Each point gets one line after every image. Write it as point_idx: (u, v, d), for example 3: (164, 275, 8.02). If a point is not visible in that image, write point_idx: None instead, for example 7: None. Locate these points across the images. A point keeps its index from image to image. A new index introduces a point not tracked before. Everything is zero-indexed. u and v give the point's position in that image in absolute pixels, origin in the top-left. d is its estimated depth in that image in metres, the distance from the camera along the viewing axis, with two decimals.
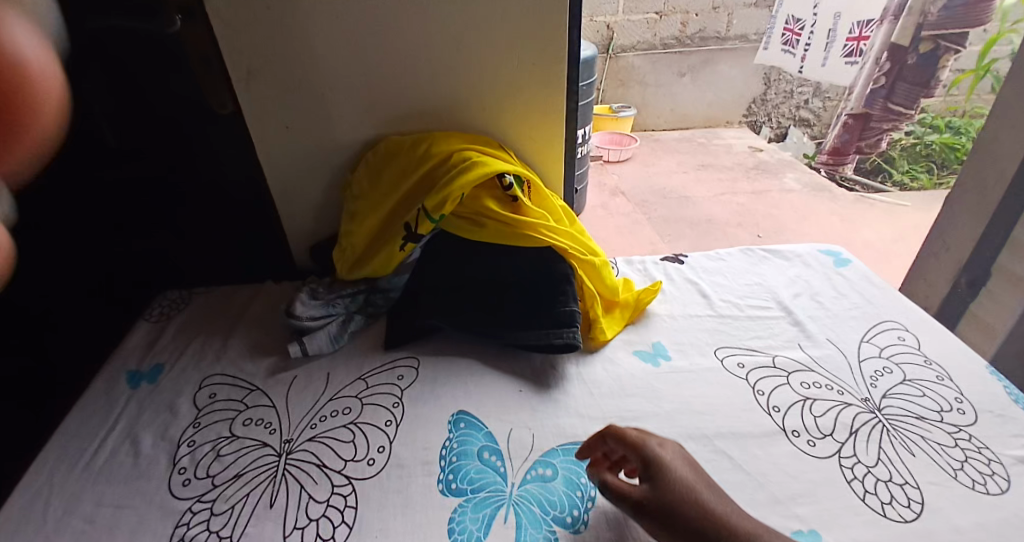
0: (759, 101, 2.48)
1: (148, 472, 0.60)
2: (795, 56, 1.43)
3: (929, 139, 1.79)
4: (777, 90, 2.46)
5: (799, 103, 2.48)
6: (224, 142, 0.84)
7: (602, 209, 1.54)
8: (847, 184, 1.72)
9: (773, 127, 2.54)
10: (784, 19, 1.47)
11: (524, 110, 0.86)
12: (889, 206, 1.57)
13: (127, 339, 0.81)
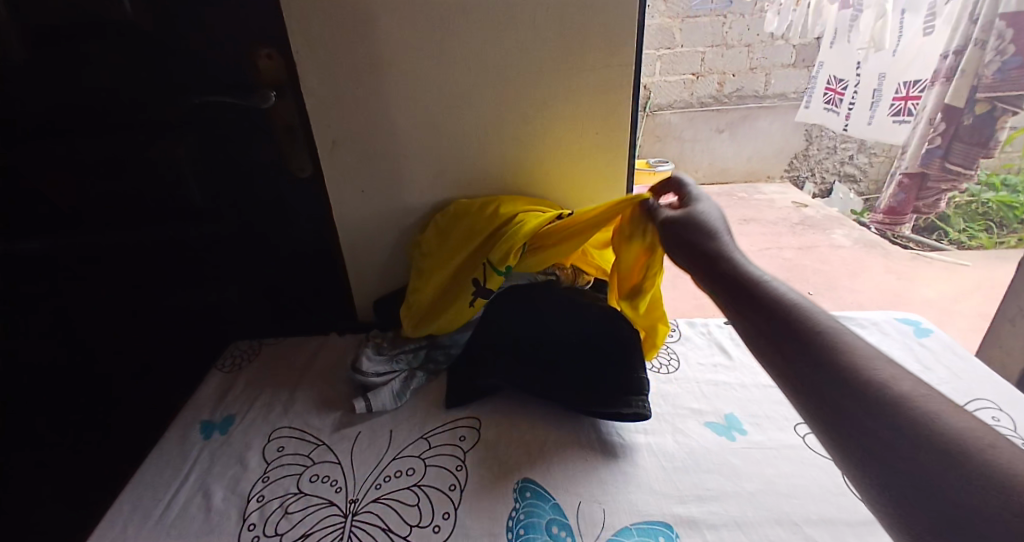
0: (801, 156, 2.47)
1: (219, 528, 0.61)
2: (839, 115, 1.47)
3: (986, 198, 1.81)
4: (819, 145, 2.44)
5: (843, 159, 2.41)
6: (302, 202, 0.90)
7: None
8: (902, 241, 1.67)
9: (817, 182, 2.51)
10: (826, 79, 1.54)
11: (586, 176, 0.88)
12: (951, 266, 1.51)
13: (201, 387, 0.83)
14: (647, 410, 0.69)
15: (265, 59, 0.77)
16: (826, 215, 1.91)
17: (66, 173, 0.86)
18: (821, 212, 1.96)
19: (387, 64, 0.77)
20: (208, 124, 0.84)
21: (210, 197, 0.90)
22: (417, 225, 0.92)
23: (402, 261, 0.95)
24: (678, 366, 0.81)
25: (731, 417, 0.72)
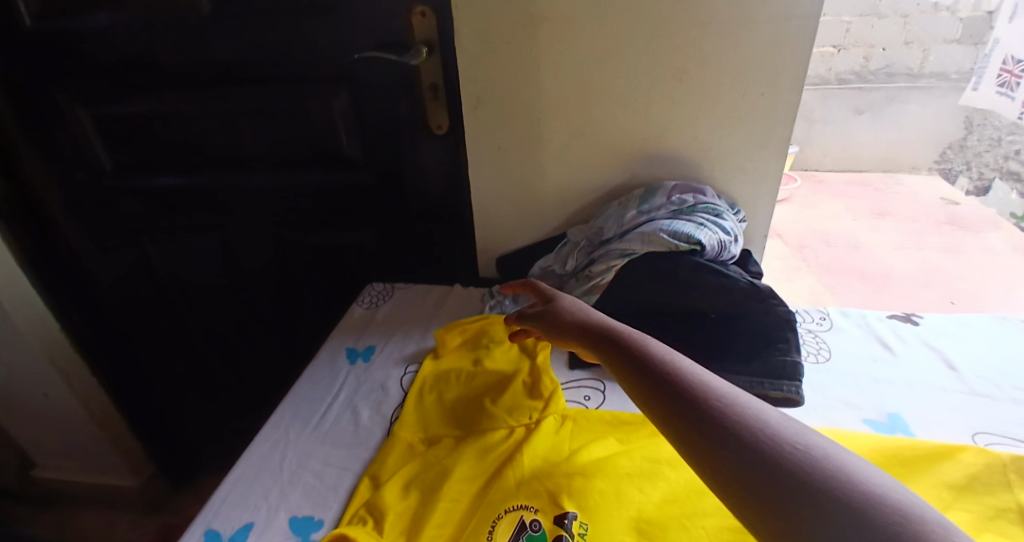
0: (958, 146, 2.51)
1: (366, 442, 0.67)
2: (1016, 100, 1.78)
3: None
4: (980, 136, 2.44)
5: (1008, 153, 2.24)
6: (436, 154, 0.97)
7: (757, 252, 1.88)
8: None
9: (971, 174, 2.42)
10: (1002, 61, 1.86)
11: (743, 145, 0.79)
12: None
13: (345, 319, 0.90)
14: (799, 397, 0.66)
15: (418, 16, 0.84)
16: (980, 214, 2.08)
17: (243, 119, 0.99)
18: (970, 210, 2.13)
19: (542, 19, 0.76)
20: (361, 77, 0.92)
21: (357, 147, 1.00)
22: (547, 186, 0.90)
23: (530, 223, 0.95)
24: (829, 355, 0.75)
25: (896, 417, 0.64)
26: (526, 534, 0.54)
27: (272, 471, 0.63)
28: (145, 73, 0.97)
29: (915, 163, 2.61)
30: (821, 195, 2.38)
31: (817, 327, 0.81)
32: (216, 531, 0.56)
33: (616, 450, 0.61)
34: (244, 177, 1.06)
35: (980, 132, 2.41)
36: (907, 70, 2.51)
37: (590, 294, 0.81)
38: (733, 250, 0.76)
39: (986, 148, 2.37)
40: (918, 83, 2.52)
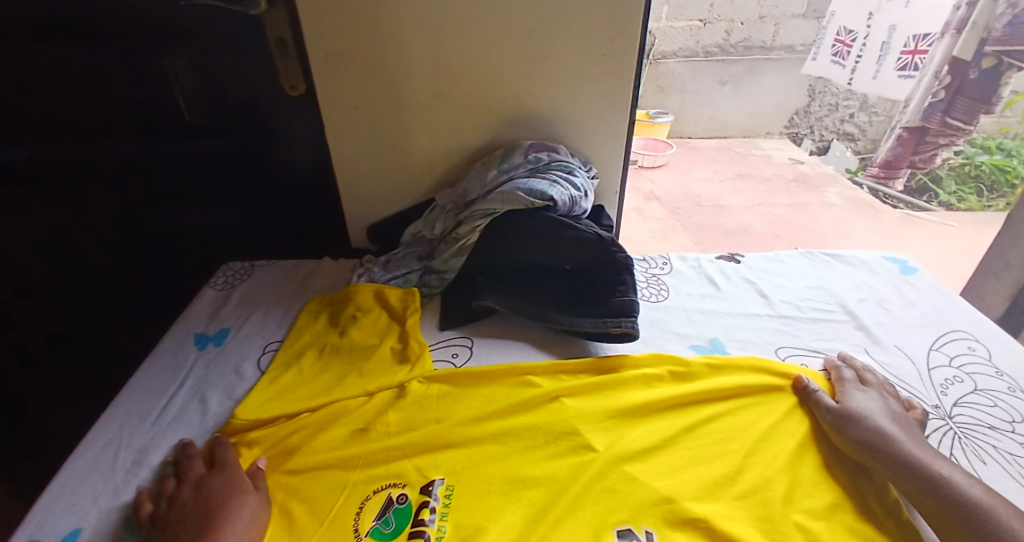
0: (803, 113, 2.86)
1: (216, 429, 0.63)
2: (845, 68, 2.04)
3: (979, 160, 2.09)
4: (821, 102, 2.82)
5: (844, 117, 2.79)
6: (296, 120, 0.91)
7: (637, 213, 2.05)
8: (891, 203, 2.15)
9: (816, 139, 2.88)
10: (834, 33, 2.10)
11: (595, 106, 0.83)
12: (930, 223, 1.96)
13: (194, 303, 0.83)
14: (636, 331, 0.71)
15: None
16: (820, 172, 2.46)
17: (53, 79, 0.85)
18: (812, 169, 2.49)
19: None
20: (198, 32, 0.82)
21: (201, 111, 0.90)
22: (415, 150, 0.88)
23: (399, 190, 0.92)
24: (668, 295, 0.85)
25: (716, 341, 0.75)
26: (392, 509, 0.53)
27: (102, 473, 0.58)
28: None
29: (769, 130, 2.91)
30: (693, 159, 2.60)
31: (660, 271, 0.91)
32: None
33: (477, 404, 0.63)
34: (67, 147, 0.92)
35: (820, 100, 2.81)
36: (762, 44, 2.73)
37: (459, 255, 0.82)
38: (584, 205, 0.81)
39: (825, 113, 2.83)
40: (771, 54, 2.76)
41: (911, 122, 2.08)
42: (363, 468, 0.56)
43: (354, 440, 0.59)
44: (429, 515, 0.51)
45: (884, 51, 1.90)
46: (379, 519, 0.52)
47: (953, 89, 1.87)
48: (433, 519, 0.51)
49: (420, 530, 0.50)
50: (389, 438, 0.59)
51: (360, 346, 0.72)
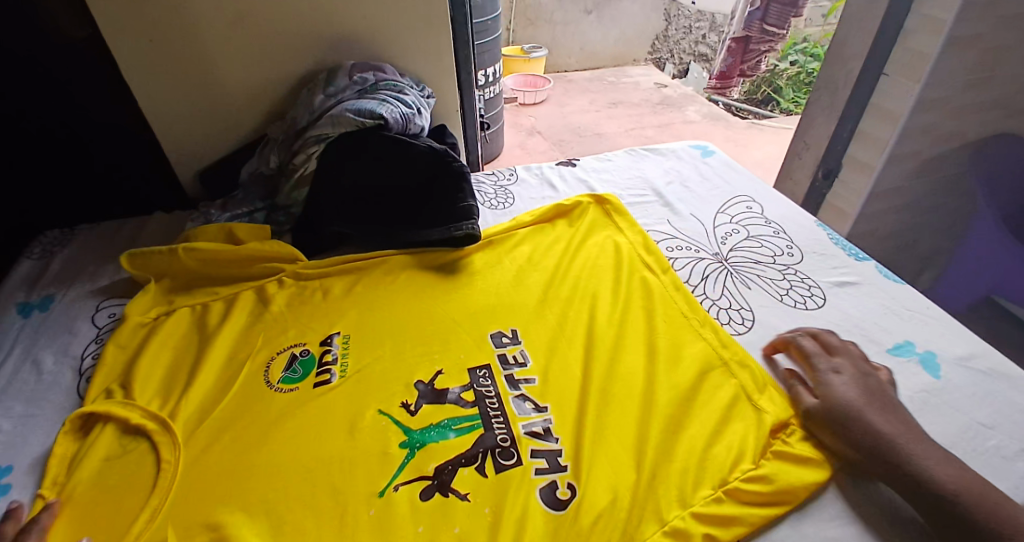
0: (662, 37, 2.96)
1: (56, 384, 0.60)
2: None
3: (811, 66, 2.39)
4: (677, 25, 2.91)
5: (698, 38, 2.94)
6: (81, 66, 0.80)
7: (520, 148, 2.12)
8: (744, 114, 2.43)
9: (676, 62, 3.03)
10: None
11: (410, 16, 0.84)
12: (776, 130, 2.26)
13: (11, 275, 0.75)
14: (478, 231, 0.78)
15: None
16: (681, 94, 2.61)
17: None
18: (675, 92, 2.64)
19: None
20: None
21: None
22: (229, 80, 0.83)
23: (223, 128, 0.88)
24: (512, 202, 0.91)
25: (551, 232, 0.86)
26: (298, 361, 0.64)
27: None
28: None
29: (636, 57, 2.99)
30: (568, 92, 2.64)
31: (506, 182, 0.96)
32: None
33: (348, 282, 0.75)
34: None
35: (676, 23, 2.90)
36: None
37: (300, 186, 0.82)
38: (419, 122, 0.84)
39: (682, 36, 2.95)
40: None
41: (737, 32, 2.09)
42: (265, 339, 0.66)
43: (254, 322, 0.68)
44: (334, 360, 0.64)
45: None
46: (288, 369, 0.63)
47: None
48: (335, 361, 0.64)
49: (327, 370, 0.63)
50: (288, 317, 0.69)
51: (232, 255, 0.73)
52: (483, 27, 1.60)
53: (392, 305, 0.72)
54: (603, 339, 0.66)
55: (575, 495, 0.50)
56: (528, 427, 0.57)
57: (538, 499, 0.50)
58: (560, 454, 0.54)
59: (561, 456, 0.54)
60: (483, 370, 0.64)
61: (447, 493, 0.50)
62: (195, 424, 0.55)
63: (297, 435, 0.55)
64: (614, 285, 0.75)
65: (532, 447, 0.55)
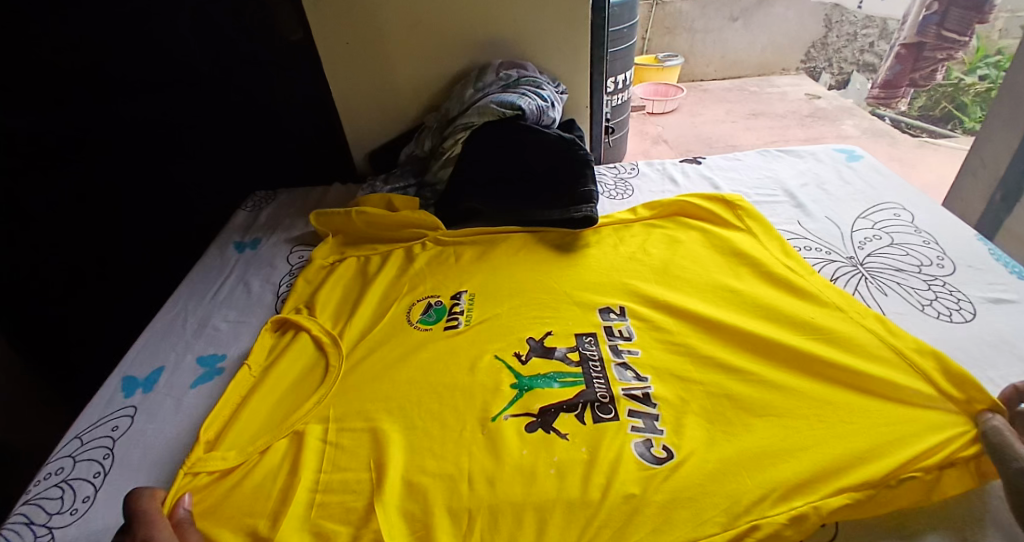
0: (819, 45, 2.73)
1: (259, 301, 0.77)
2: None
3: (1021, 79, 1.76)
4: (839, 32, 2.64)
5: (864, 47, 2.55)
6: (294, 63, 1.03)
7: (644, 156, 2.14)
8: (912, 132, 2.09)
9: (835, 73, 2.68)
10: None
11: (553, 20, 0.93)
12: (954, 150, 1.96)
13: (231, 220, 0.98)
14: (596, 215, 0.83)
15: None
16: (837, 106, 2.36)
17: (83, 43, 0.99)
18: (829, 103, 2.39)
19: None
20: None
21: (212, 62, 1.03)
22: (401, 78, 0.99)
23: (389, 116, 1.05)
24: (632, 193, 0.95)
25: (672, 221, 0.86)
26: (432, 308, 0.73)
27: (176, 333, 0.72)
28: None
29: (784, 66, 2.80)
30: (703, 101, 2.56)
31: (627, 175, 1.01)
32: (131, 376, 0.66)
33: (476, 249, 0.84)
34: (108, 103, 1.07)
35: (838, 30, 2.63)
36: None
37: (445, 166, 0.95)
38: (552, 114, 0.92)
39: (845, 43, 2.65)
40: None
41: (908, 37, 1.74)
42: (409, 289, 0.77)
43: (399, 277, 0.80)
44: (461, 311, 0.72)
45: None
46: (424, 313, 0.73)
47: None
48: (462, 312, 0.72)
49: (454, 320, 0.71)
50: (425, 274, 0.80)
51: (388, 220, 0.88)
52: (618, 34, 1.65)
53: (514, 271, 0.79)
54: (720, 317, 0.65)
55: (673, 457, 0.50)
56: (627, 391, 0.58)
57: (633, 451, 0.51)
58: (657, 418, 0.55)
59: (658, 421, 0.55)
60: (590, 338, 0.66)
61: (549, 430, 0.55)
62: (351, 343, 0.68)
63: (430, 362, 0.64)
64: (737, 269, 0.73)
65: (630, 407, 0.56)
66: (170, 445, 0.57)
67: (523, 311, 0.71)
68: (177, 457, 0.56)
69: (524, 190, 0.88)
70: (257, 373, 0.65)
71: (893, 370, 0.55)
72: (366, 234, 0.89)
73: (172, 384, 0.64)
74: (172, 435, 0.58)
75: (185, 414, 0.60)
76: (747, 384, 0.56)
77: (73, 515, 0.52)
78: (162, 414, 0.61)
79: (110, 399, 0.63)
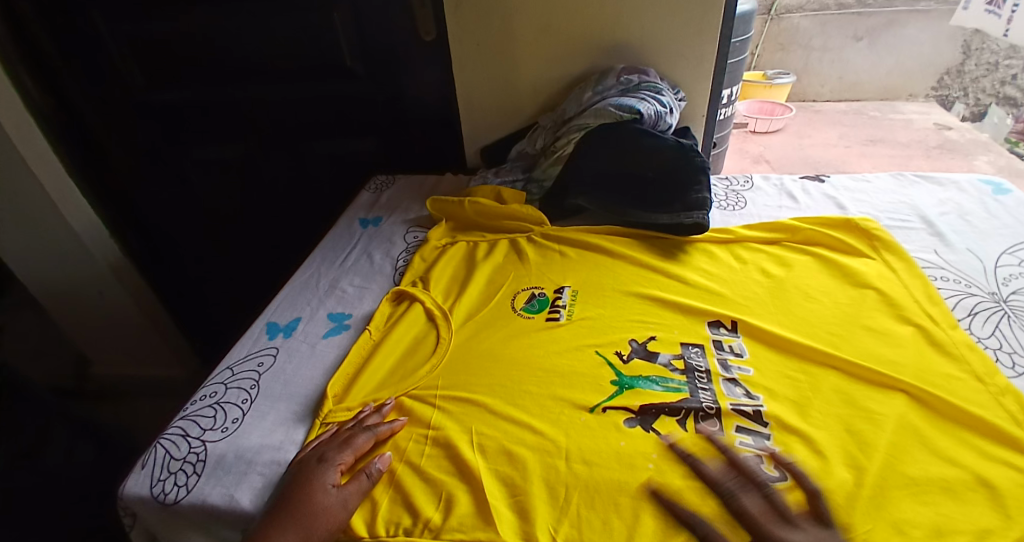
0: (955, 73, 2.47)
1: (380, 271, 0.85)
2: (1002, 17, 1.72)
3: None
4: (977, 61, 2.40)
5: (1006, 78, 2.37)
6: (424, 61, 1.12)
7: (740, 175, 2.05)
8: None
9: (970, 103, 2.48)
10: None
11: (681, 29, 0.94)
12: None
13: (357, 198, 1.09)
14: (707, 222, 0.82)
15: None
16: (971, 138, 2.14)
17: (252, 32, 1.14)
18: (962, 135, 2.18)
19: None
20: None
21: (353, 57, 1.15)
22: (522, 78, 1.05)
23: (506, 114, 1.11)
24: (745, 205, 0.94)
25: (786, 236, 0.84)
26: (537, 298, 0.76)
27: (310, 290, 0.81)
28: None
29: (913, 91, 2.56)
30: (814, 123, 2.41)
31: (740, 187, 0.99)
32: (274, 322, 0.75)
33: (580, 247, 0.86)
34: (264, 88, 1.23)
35: (977, 58, 2.39)
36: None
37: (556, 165, 0.98)
38: (668, 121, 0.93)
39: (984, 73, 2.41)
40: (918, 5, 2.40)
41: None
42: (515, 278, 0.81)
43: (507, 265, 0.84)
44: (564, 304, 0.75)
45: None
46: (529, 302, 0.76)
47: None
48: (565, 306, 0.74)
49: (557, 311, 0.73)
50: (531, 265, 0.83)
51: (497, 211, 0.93)
52: (733, 47, 1.61)
53: (619, 272, 0.80)
54: (838, 343, 0.63)
55: (786, 478, 0.49)
56: (736, 406, 0.57)
57: (742, 465, 0.50)
58: (769, 438, 0.53)
59: (769, 439, 0.53)
60: (696, 349, 0.65)
61: (650, 429, 0.54)
62: (460, 321, 0.73)
63: (534, 346, 0.67)
64: (863, 296, 0.69)
65: (737, 423, 0.55)
66: (305, 385, 0.65)
67: (627, 310, 0.72)
68: (310, 397, 0.63)
69: (632, 193, 0.89)
70: (377, 337, 0.70)
71: (1009, 422, 0.51)
72: (475, 221, 0.94)
73: (307, 333, 0.73)
74: (306, 376, 0.66)
75: (318, 359, 0.68)
76: (872, 416, 0.53)
77: (224, 433, 0.60)
78: (298, 356, 0.69)
79: (256, 339, 0.72)
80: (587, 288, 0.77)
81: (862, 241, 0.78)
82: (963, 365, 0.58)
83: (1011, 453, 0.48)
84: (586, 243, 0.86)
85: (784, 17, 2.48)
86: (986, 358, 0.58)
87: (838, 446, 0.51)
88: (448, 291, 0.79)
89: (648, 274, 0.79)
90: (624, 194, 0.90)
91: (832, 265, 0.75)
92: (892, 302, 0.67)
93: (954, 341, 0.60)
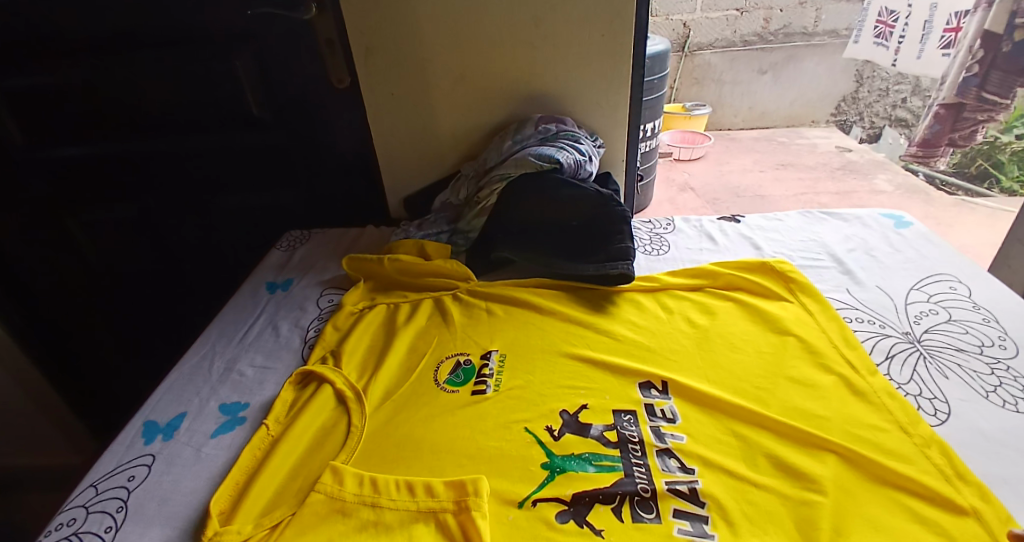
0: (850, 99, 2.73)
1: (286, 346, 0.77)
2: (889, 49, 1.90)
3: None
4: (869, 88, 2.67)
5: (896, 102, 2.62)
6: (339, 110, 1.07)
7: (669, 203, 2.10)
8: (946, 188, 2.01)
9: (865, 126, 2.74)
10: (878, 12, 1.95)
11: (596, 77, 0.95)
12: (993, 210, 1.86)
13: (266, 259, 0.99)
14: (632, 273, 0.80)
15: None
16: (868, 159, 2.33)
17: (148, 83, 1.04)
18: (860, 157, 2.37)
19: None
20: (259, 36, 1.00)
21: (261, 107, 1.08)
22: (442, 127, 1.02)
23: (429, 163, 1.07)
24: (668, 249, 0.94)
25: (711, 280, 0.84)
26: (460, 368, 0.71)
27: (201, 376, 0.71)
28: (58, 49, 1.02)
29: (814, 118, 2.80)
30: (732, 151, 2.55)
31: (663, 230, 0.99)
32: (153, 421, 0.65)
33: (506, 303, 0.82)
34: (160, 142, 1.12)
35: (869, 85, 2.66)
36: (803, 30, 2.62)
37: (480, 216, 0.94)
38: (589, 168, 0.92)
39: (875, 99, 2.67)
40: (812, 41, 2.64)
41: (948, 98, 1.59)
42: (438, 345, 0.75)
43: (428, 331, 0.78)
44: (490, 373, 0.69)
45: (924, 32, 1.73)
46: (452, 373, 0.70)
47: (989, 62, 1.43)
48: (492, 375, 0.69)
49: (482, 382, 0.68)
50: (455, 329, 0.78)
51: (420, 267, 0.87)
52: (650, 85, 1.67)
53: (547, 330, 0.76)
54: (767, 400, 0.61)
55: None
56: (671, 484, 0.53)
57: None
58: (707, 522, 0.49)
59: (708, 523, 0.49)
60: (628, 416, 0.61)
61: (582, 524, 0.49)
62: (376, 403, 0.65)
63: (456, 428, 0.61)
64: (786, 343, 0.69)
65: (674, 506, 0.51)
66: (185, 502, 0.55)
67: (559, 374, 0.68)
68: (191, 517, 0.54)
69: (560, 244, 0.87)
70: (276, 433, 0.61)
71: (933, 478, 0.51)
72: (397, 280, 0.88)
73: (192, 433, 0.63)
74: (188, 491, 0.56)
75: (203, 467, 0.59)
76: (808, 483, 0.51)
77: None
78: (179, 464, 0.59)
79: (129, 445, 0.62)
80: (514, 353, 0.72)
81: (781, 284, 0.79)
82: (886, 414, 0.58)
83: (947, 513, 0.48)
84: (513, 301, 0.82)
85: (697, 54, 2.64)
86: (909, 405, 0.58)
87: (779, 526, 0.48)
88: (360, 366, 0.72)
89: (577, 331, 0.76)
90: (552, 245, 0.87)
91: (757, 312, 0.75)
92: (812, 349, 0.67)
93: (875, 388, 0.61)
